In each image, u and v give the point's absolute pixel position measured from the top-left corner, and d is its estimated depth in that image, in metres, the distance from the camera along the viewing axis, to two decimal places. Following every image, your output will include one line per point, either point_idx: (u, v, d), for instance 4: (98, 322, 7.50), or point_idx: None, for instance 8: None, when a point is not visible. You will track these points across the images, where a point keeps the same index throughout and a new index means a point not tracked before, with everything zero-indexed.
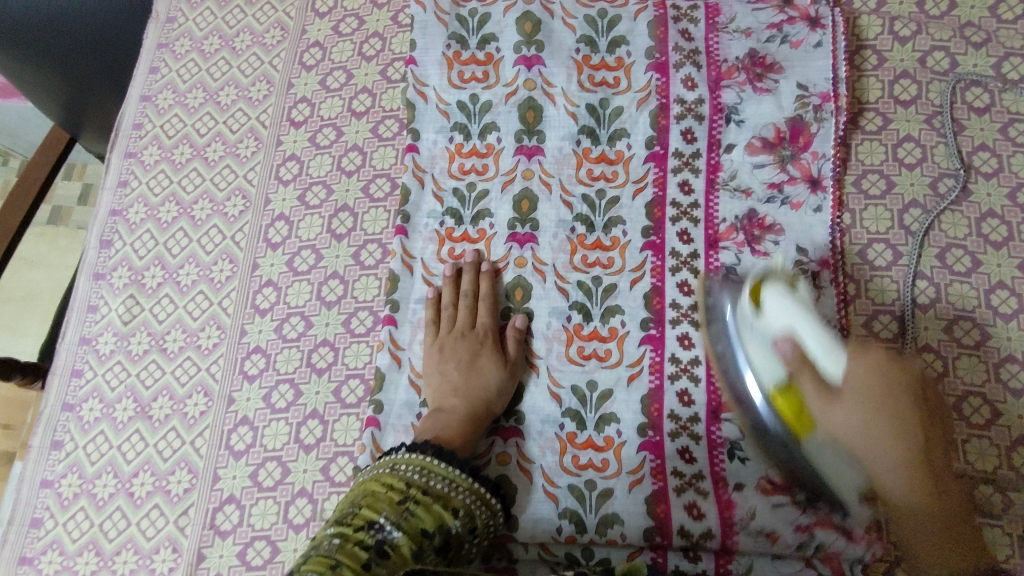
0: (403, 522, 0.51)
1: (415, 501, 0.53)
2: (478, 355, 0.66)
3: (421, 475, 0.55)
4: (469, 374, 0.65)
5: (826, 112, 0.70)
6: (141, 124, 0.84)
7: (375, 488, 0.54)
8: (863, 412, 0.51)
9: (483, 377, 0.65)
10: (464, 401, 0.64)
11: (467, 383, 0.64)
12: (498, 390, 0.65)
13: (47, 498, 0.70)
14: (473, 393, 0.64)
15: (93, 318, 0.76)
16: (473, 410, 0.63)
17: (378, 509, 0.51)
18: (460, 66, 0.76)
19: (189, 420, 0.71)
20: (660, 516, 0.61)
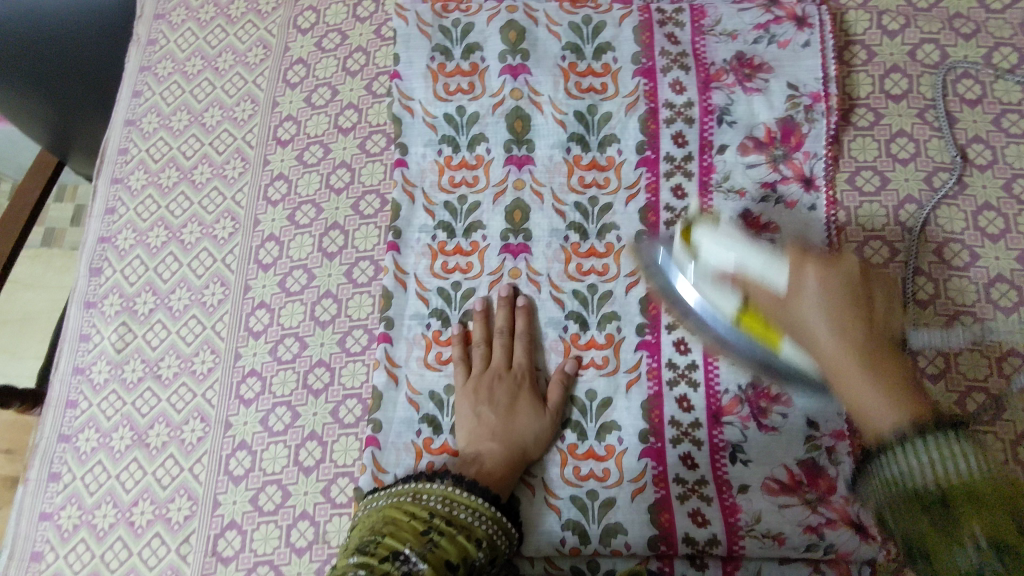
0: (427, 552, 0.51)
1: (438, 531, 0.53)
2: (516, 399, 0.64)
3: (443, 504, 0.56)
4: (507, 418, 0.63)
5: (817, 111, 0.70)
6: (126, 149, 0.84)
7: (398, 515, 0.54)
8: (824, 318, 0.48)
9: (523, 422, 0.63)
10: (503, 447, 0.62)
11: (505, 428, 0.63)
12: (537, 435, 0.63)
13: (47, 531, 0.69)
14: (513, 439, 0.62)
15: (86, 347, 0.76)
16: (511, 456, 0.62)
17: (403, 540, 0.51)
18: (445, 77, 0.76)
19: (187, 446, 0.70)
20: (664, 525, 0.61)
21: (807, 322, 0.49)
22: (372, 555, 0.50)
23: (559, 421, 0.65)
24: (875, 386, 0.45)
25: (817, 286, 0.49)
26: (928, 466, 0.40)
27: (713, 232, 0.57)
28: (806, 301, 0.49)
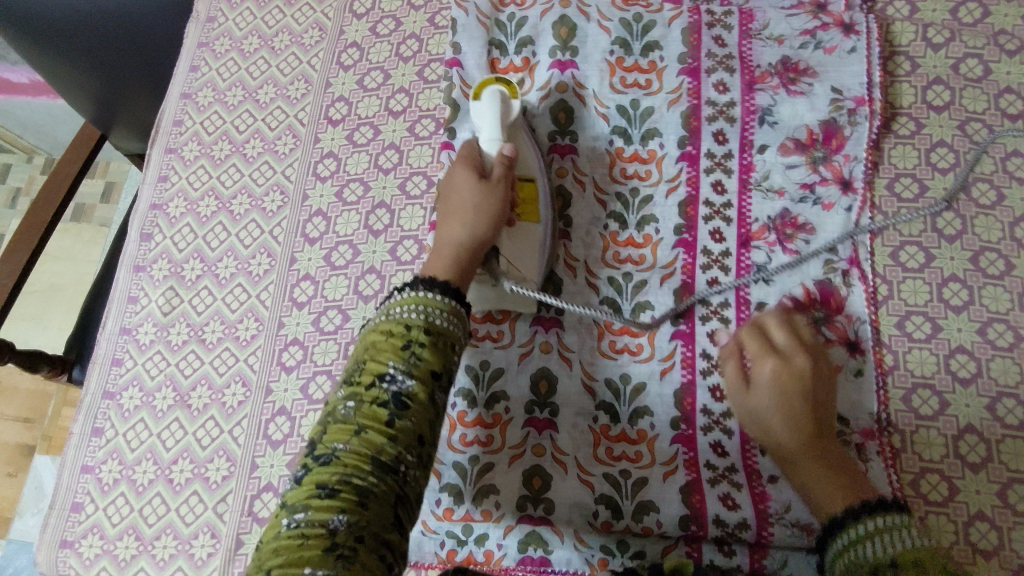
0: (410, 368, 0.46)
1: (420, 343, 0.48)
2: (451, 175, 0.62)
3: (421, 313, 0.49)
4: (450, 179, 0.62)
5: (860, 115, 0.71)
6: (181, 120, 0.86)
7: (375, 338, 0.48)
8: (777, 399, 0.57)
9: (465, 219, 0.59)
10: (461, 183, 0.61)
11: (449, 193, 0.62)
12: (477, 183, 0.60)
13: (88, 483, 0.71)
14: (460, 178, 0.61)
15: (133, 308, 0.78)
16: (455, 242, 0.57)
17: (382, 362, 0.46)
18: (499, 71, 0.78)
19: (228, 409, 0.72)
20: (695, 506, 0.62)
21: (767, 416, 0.57)
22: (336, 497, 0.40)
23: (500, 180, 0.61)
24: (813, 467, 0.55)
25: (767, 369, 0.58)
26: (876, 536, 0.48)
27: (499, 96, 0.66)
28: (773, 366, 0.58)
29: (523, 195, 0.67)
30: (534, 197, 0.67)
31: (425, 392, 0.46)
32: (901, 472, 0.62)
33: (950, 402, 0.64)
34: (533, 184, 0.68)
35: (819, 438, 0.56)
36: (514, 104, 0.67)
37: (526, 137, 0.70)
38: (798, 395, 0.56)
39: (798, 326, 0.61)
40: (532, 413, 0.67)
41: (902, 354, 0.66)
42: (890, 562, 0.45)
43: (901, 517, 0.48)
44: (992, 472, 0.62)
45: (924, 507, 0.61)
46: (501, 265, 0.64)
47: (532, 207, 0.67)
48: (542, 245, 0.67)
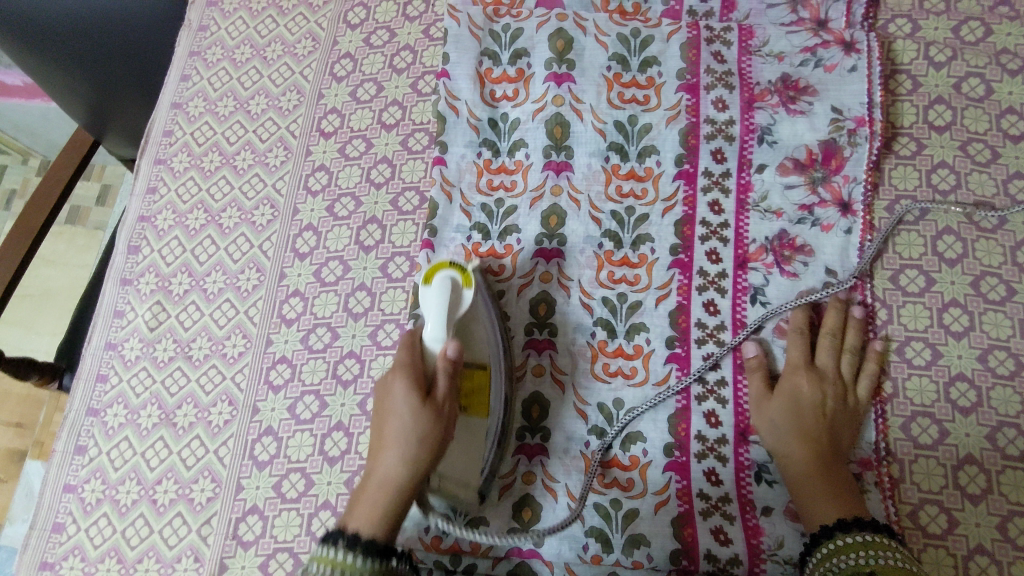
0: None
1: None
2: (390, 385, 0.58)
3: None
4: (386, 388, 0.58)
5: (860, 135, 0.70)
6: (171, 131, 0.85)
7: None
8: (787, 421, 0.61)
9: (393, 454, 0.55)
10: (394, 398, 0.57)
11: (386, 388, 0.58)
12: (413, 429, 0.55)
13: (70, 502, 0.70)
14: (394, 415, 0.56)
15: (119, 323, 0.77)
16: (388, 482, 0.54)
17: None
18: (492, 83, 0.77)
19: (213, 428, 0.70)
20: (686, 539, 0.61)
21: (773, 425, 0.62)
22: None
23: (437, 437, 0.56)
24: (815, 485, 0.58)
25: (801, 390, 0.63)
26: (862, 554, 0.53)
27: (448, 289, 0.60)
28: (790, 388, 0.63)
29: (472, 389, 0.61)
30: (483, 386, 0.62)
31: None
32: (898, 503, 0.61)
33: (950, 431, 0.63)
34: (484, 374, 0.62)
35: (826, 458, 0.60)
36: (466, 295, 0.61)
37: (485, 322, 0.65)
38: (809, 413, 0.61)
39: (845, 358, 0.65)
40: (523, 440, 0.65)
41: (901, 380, 0.64)
42: (868, 573, 0.52)
43: (872, 534, 0.54)
44: (992, 503, 0.60)
45: (922, 540, 0.60)
46: (433, 483, 0.59)
47: (481, 405, 0.61)
48: (489, 440, 0.62)
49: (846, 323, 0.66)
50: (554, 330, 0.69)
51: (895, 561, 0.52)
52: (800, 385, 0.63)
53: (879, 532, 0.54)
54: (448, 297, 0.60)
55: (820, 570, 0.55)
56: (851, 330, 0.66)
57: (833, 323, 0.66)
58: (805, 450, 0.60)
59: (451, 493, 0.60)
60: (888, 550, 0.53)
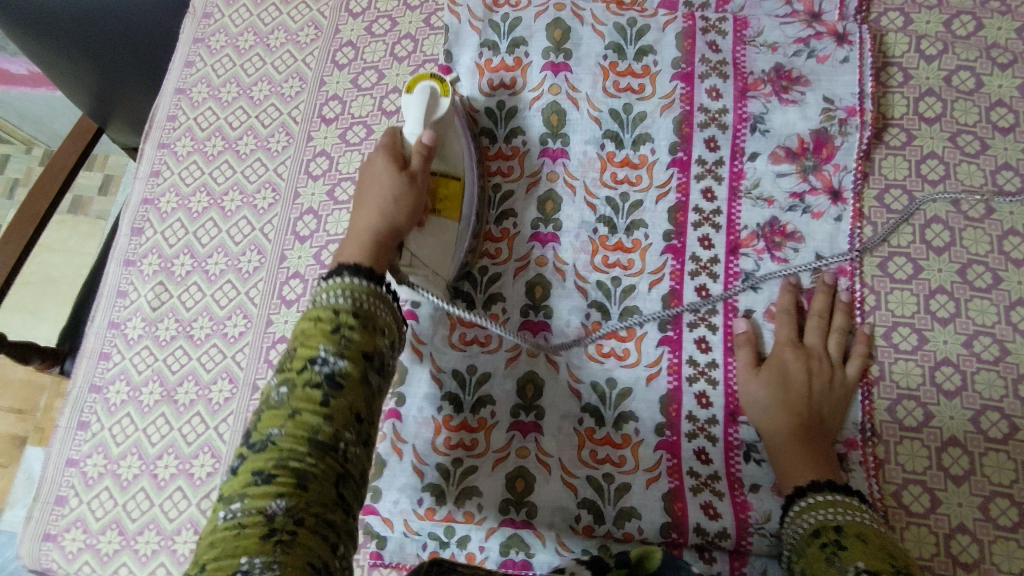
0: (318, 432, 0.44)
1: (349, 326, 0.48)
2: (365, 181, 0.61)
3: (345, 298, 0.50)
4: (362, 187, 0.60)
5: (851, 125, 0.71)
6: (175, 116, 0.86)
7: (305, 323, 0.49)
8: (770, 394, 0.63)
9: (374, 207, 0.58)
10: (376, 184, 0.60)
11: (360, 199, 0.60)
12: (393, 190, 0.59)
13: (72, 476, 0.71)
14: (375, 179, 0.60)
15: (122, 303, 0.78)
16: (366, 230, 0.56)
17: (313, 346, 0.47)
18: (490, 73, 0.78)
19: (214, 405, 0.72)
20: (677, 513, 0.62)
21: (759, 399, 0.63)
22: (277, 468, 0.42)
23: (419, 193, 0.61)
24: (795, 458, 0.60)
25: (785, 365, 0.64)
26: (831, 511, 0.54)
27: (428, 94, 0.67)
28: (777, 363, 0.64)
29: (447, 192, 0.67)
30: (455, 194, 0.67)
31: (356, 370, 0.47)
32: (883, 482, 0.62)
33: (934, 414, 0.64)
34: (456, 184, 0.68)
35: (808, 433, 0.61)
36: (443, 101, 0.67)
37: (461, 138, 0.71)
38: (795, 390, 0.63)
39: (833, 339, 0.66)
40: (518, 417, 0.67)
41: (888, 364, 0.66)
42: (835, 526, 0.53)
43: (843, 496, 0.56)
44: (974, 484, 0.62)
45: (905, 518, 0.61)
46: (405, 261, 0.63)
47: (451, 208, 0.67)
48: (458, 241, 0.68)
49: (835, 306, 0.67)
50: (549, 312, 0.70)
51: (863, 519, 0.53)
52: (787, 361, 0.64)
53: (855, 497, 0.56)
54: (427, 97, 0.66)
55: (792, 527, 0.56)
56: (839, 312, 0.67)
57: (821, 305, 0.67)
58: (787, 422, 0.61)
59: (422, 272, 0.65)
60: (858, 510, 0.54)
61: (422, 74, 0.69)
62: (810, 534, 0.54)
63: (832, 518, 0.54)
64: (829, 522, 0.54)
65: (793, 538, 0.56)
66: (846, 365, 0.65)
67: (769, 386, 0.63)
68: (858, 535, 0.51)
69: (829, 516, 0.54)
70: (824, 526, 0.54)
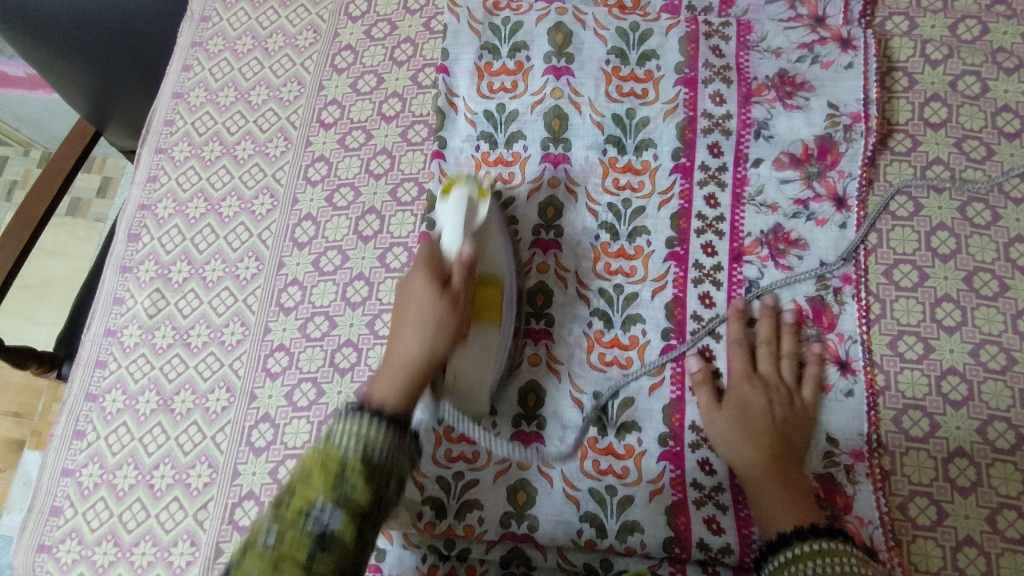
0: (342, 502, 0.43)
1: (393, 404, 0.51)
2: (404, 284, 0.60)
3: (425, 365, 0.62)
4: (403, 298, 0.59)
5: (855, 131, 0.71)
6: (172, 120, 0.85)
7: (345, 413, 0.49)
8: (737, 433, 0.62)
9: (414, 333, 0.56)
10: (415, 305, 0.57)
11: (400, 318, 0.59)
12: (434, 321, 0.56)
13: (68, 487, 0.70)
14: (410, 321, 0.57)
15: (119, 310, 0.77)
16: (406, 360, 0.55)
17: (311, 494, 0.43)
18: (490, 76, 0.77)
19: (211, 415, 0.71)
20: (679, 527, 0.61)
21: (725, 438, 0.62)
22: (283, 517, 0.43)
23: (457, 309, 0.58)
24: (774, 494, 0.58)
25: (748, 401, 0.63)
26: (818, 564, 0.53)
27: (467, 204, 0.61)
28: (737, 399, 0.63)
29: (483, 299, 0.62)
30: (496, 298, 0.63)
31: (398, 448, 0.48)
32: (889, 494, 0.62)
33: (941, 425, 0.63)
34: (496, 287, 0.63)
35: (781, 465, 0.60)
36: (482, 209, 0.62)
37: (501, 241, 0.66)
38: (760, 422, 0.62)
39: (783, 364, 0.65)
40: (520, 427, 0.66)
41: (893, 374, 0.65)
42: None
43: (829, 542, 0.54)
44: (981, 496, 0.61)
45: (912, 531, 0.61)
46: (447, 378, 0.62)
47: (492, 312, 0.63)
48: (504, 291, 0.64)
49: (780, 330, 0.67)
50: (552, 320, 0.69)
51: (852, 569, 0.52)
52: (747, 396, 0.63)
53: (840, 539, 0.54)
54: (464, 209, 0.60)
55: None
56: (786, 334, 0.67)
57: (767, 332, 0.67)
58: (760, 459, 0.60)
59: (462, 390, 0.63)
60: (846, 558, 0.52)
61: (460, 179, 0.63)
62: None
63: (823, 572, 0.52)
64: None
65: None
66: (802, 389, 0.65)
67: (733, 425, 0.62)
68: None
69: (817, 569, 0.52)
70: None
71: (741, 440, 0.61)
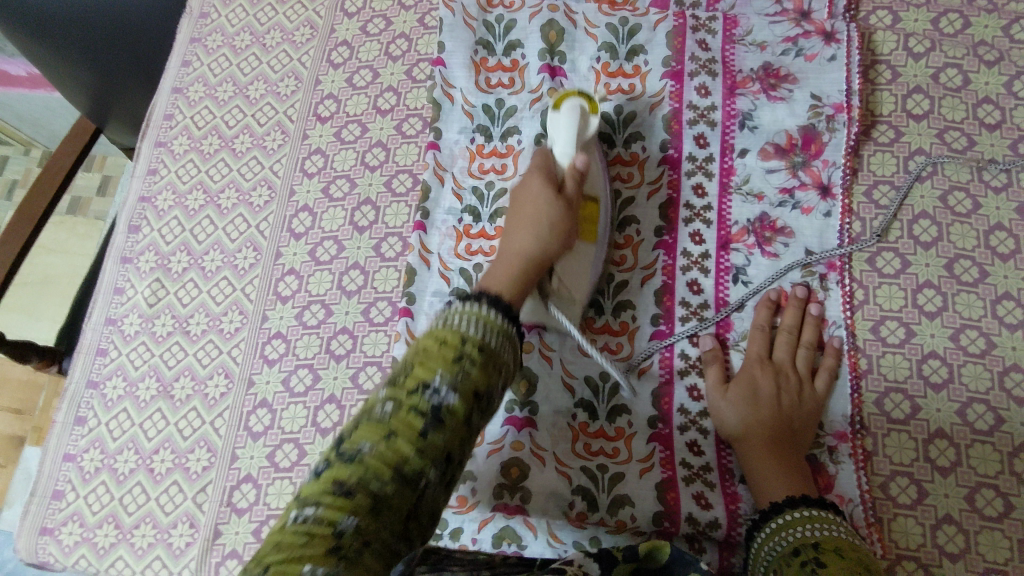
0: (457, 383, 0.42)
1: (471, 358, 0.44)
2: (519, 189, 0.63)
3: (480, 329, 0.46)
4: (518, 200, 0.62)
5: (838, 122, 0.72)
6: (172, 115, 0.87)
7: (426, 344, 0.45)
8: (743, 408, 0.63)
9: (529, 224, 0.58)
10: (532, 211, 0.59)
11: (517, 203, 0.62)
12: (550, 219, 0.58)
13: (70, 471, 0.72)
14: (530, 207, 0.60)
15: (120, 299, 0.79)
16: (522, 252, 0.57)
17: (431, 370, 0.42)
18: (487, 72, 0.79)
19: (210, 400, 0.72)
20: (669, 502, 0.63)
21: (729, 417, 0.63)
22: (400, 386, 0.42)
23: (571, 206, 0.60)
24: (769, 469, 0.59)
25: (760, 380, 0.64)
26: (810, 529, 0.53)
27: (576, 113, 0.65)
28: (749, 378, 0.64)
29: (585, 214, 0.66)
30: (593, 217, 0.67)
31: (463, 410, 0.42)
32: (871, 474, 0.63)
33: (922, 407, 0.65)
34: (593, 206, 0.67)
35: (781, 447, 0.61)
36: (592, 121, 0.66)
37: (598, 160, 0.69)
38: (765, 404, 0.63)
39: (802, 352, 0.66)
40: (511, 411, 0.67)
41: (876, 358, 0.67)
42: (813, 544, 0.52)
43: (817, 511, 0.55)
44: (960, 475, 0.62)
45: (893, 510, 0.62)
46: (553, 283, 0.63)
47: (590, 229, 0.66)
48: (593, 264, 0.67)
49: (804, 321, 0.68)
50: None
51: (839, 533, 0.52)
52: (758, 377, 0.64)
53: (829, 508, 0.55)
54: (579, 118, 0.65)
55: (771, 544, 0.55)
56: (808, 327, 0.68)
57: (791, 321, 0.68)
58: (760, 432, 0.61)
59: (565, 298, 0.64)
60: (834, 523, 0.53)
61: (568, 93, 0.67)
62: (788, 553, 0.52)
63: (811, 536, 0.52)
64: (806, 541, 0.52)
65: (771, 557, 0.54)
66: (815, 379, 0.66)
67: (740, 401, 0.63)
68: (839, 551, 0.50)
69: (804, 534, 0.53)
70: (802, 544, 0.52)
71: (745, 415, 0.62)
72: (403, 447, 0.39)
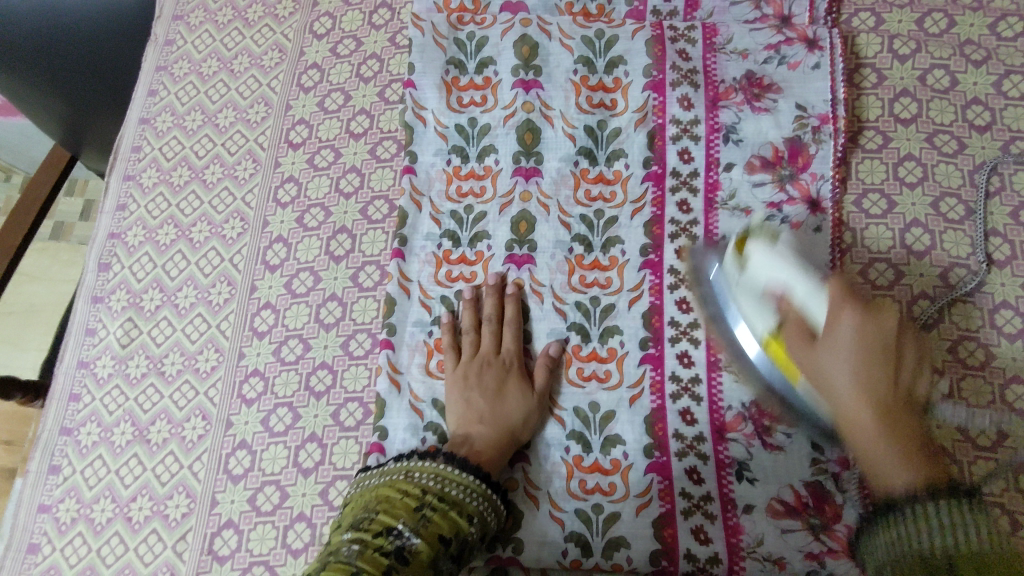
0: (419, 527, 0.51)
1: (431, 507, 0.53)
2: (505, 384, 0.65)
3: (436, 481, 0.55)
4: (495, 403, 0.64)
5: (824, 134, 0.70)
6: (140, 146, 0.85)
7: (390, 494, 0.54)
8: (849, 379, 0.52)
9: (510, 391, 0.65)
10: (494, 426, 0.63)
11: (493, 411, 0.64)
12: (523, 418, 0.64)
13: (45, 523, 0.69)
14: (503, 421, 0.63)
15: (91, 341, 0.76)
16: (501, 422, 0.63)
17: (395, 519, 0.51)
18: (459, 90, 0.76)
19: (187, 444, 0.70)
20: (667, 540, 0.61)
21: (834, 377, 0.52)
22: (367, 530, 0.50)
23: (544, 404, 0.66)
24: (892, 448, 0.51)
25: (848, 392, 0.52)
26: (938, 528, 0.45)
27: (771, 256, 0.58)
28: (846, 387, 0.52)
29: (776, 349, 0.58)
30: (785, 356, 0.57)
31: (427, 552, 0.50)
32: None
33: None
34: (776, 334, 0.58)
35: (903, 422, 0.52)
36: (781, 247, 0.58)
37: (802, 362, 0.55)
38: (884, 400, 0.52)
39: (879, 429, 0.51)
40: None
41: None
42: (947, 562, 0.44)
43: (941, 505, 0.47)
44: None
45: None
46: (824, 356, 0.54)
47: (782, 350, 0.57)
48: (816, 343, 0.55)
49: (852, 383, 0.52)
50: (529, 335, 0.69)
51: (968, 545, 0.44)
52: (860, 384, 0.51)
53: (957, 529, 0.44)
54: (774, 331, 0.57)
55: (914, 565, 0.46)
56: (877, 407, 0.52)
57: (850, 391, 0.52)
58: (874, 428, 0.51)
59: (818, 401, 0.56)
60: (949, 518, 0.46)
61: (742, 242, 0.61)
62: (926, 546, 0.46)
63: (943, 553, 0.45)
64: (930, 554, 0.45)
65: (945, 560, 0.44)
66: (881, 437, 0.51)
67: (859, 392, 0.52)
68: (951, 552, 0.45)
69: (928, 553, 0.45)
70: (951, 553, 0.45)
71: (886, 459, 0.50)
72: (381, 557, 0.48)
